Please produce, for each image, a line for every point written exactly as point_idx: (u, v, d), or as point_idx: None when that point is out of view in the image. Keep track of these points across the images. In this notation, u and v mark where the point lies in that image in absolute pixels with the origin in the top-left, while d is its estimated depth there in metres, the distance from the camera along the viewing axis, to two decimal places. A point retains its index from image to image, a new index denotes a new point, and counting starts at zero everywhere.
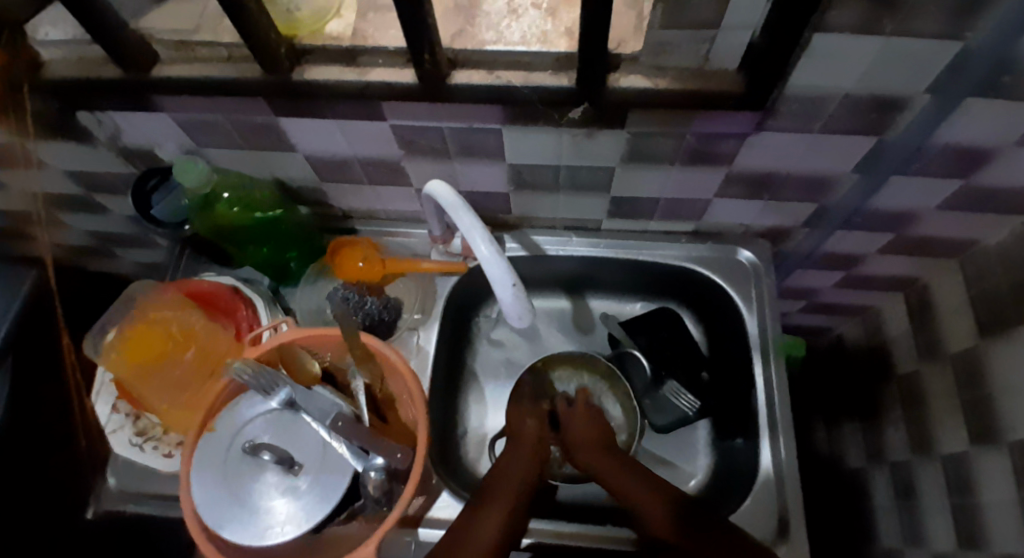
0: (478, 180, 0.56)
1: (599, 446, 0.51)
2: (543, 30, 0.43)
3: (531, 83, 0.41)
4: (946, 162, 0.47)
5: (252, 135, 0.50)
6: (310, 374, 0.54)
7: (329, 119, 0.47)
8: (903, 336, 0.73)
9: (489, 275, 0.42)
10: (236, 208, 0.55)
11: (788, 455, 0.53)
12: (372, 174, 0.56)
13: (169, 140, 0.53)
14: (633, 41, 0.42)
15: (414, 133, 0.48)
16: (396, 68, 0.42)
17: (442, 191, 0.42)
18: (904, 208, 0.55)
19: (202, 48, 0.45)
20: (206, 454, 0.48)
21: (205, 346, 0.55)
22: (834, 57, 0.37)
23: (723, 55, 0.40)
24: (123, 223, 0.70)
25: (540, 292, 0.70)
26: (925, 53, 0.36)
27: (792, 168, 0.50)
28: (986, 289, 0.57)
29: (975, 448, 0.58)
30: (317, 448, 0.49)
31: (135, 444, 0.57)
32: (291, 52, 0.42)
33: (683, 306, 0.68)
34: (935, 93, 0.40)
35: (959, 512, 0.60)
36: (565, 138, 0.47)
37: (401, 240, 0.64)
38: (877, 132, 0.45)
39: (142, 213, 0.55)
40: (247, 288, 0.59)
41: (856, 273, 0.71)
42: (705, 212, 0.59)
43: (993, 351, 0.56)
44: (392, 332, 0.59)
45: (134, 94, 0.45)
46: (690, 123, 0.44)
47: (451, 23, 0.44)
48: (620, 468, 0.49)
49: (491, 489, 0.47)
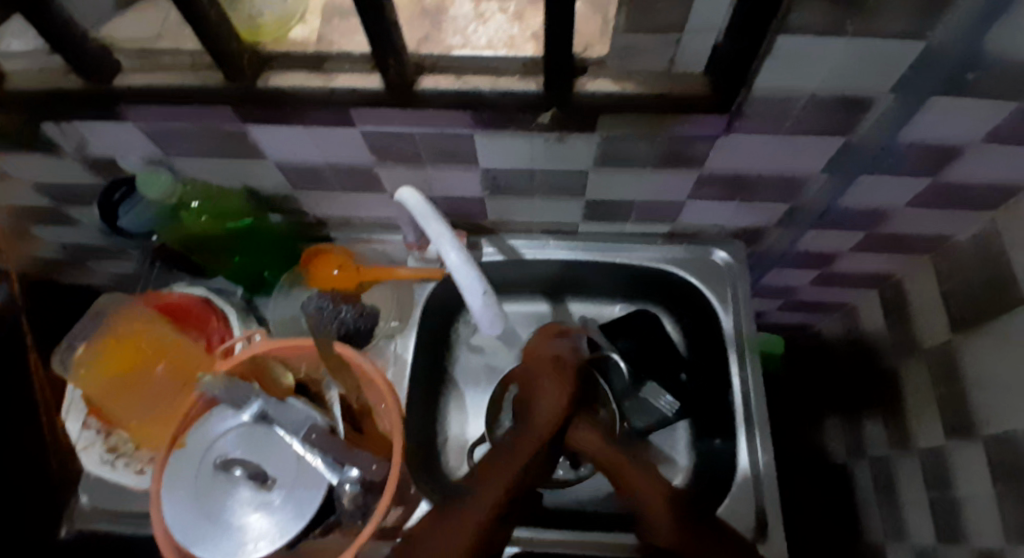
0: (452, 186, 0.55)
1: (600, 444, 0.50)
2: (509, 35, 0.42)
3: (499, 88, 0.40)
4: (914, 159, 0.47)
5: (220, 143, 0.49)
6: (285, 388, 0.53)
7: (299, 126, 0.46)
8: (880, 332, 0.74)
9: (459, 282, 0.42)
10: (205, 217, 0.54)
11: (764, 455, 0.54)
12: (345, 182, 0.55)
13: (133, 152, 0.52)
14: (600, 45, 0.42)
15: (385, 140, 0.48)
16: (362, 74, 0.41)
17: (410, 199, 0.42)
18: (874, 206, 0.56)
19: (166, 57, 0.43)
20: (178, 472, 0.48)
21: (182, 359, 0.54)
22: (800, 59, 0.37)
23: (688, 58, 0.40)
24: (94, 236, 0.68)
25: (519, 296, 0.70)
26: (888, 53, 0.36)
27: (763, 169, 0.50)
28: (959, 285, 0.58)
29: (951, 442, 0.58)
30: (292, 462, 0.48)
31: (105, 462, 0.54)
32: (255, 60, 0.41)
33: (661, 308, 0.68)
34: (897, 93, 0.40)
35: (938, 507, 0.60)
36: (537, 142, 0.47)
37: (377, 248, 0.64)
38: (845, 133, 0.45)
39: (110, 224, 0.54)
40: (219, 300, 0.57)
41: (832, 271, 0.71)
42: (681, 214, 0.59)
43: (966, 345, 0.56)
44: (368, 342, 0.59)
45: (97, 104, 0.44)
46: (661, 126, 0.44)
47: (416, 28, 0.43)
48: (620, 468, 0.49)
49: (487, 467, 0.45)
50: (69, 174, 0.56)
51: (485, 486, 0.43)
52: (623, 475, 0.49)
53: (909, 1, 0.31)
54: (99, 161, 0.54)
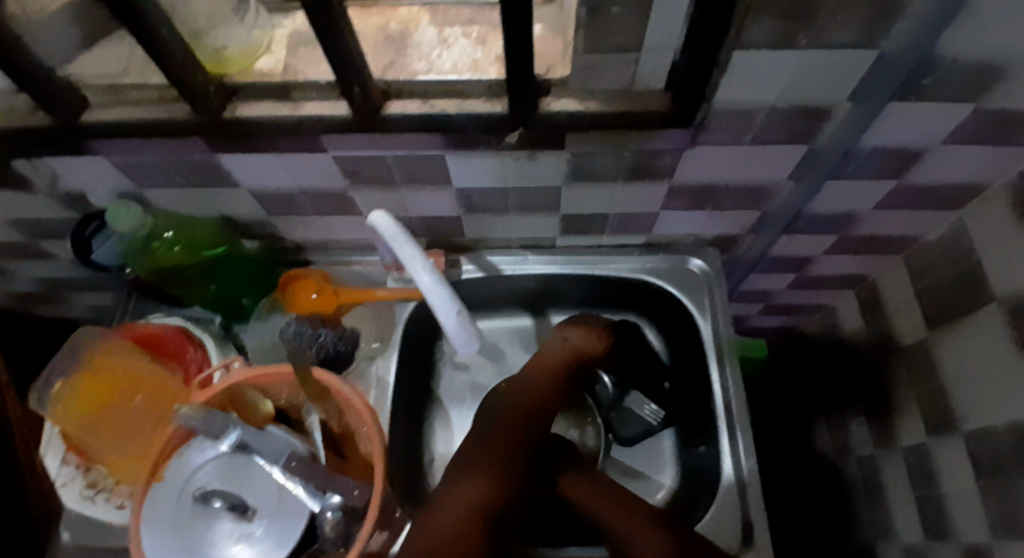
0: (427, 206, 0.56)
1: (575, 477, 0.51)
2: (473, 59, 0.43)
3: (465, 111, 0.41)
4: (876, 163, 0.49)
5: (192, 173, 0.49)
6: (263, 414, 0.52)
7: (270, 154, 0.46)
8: (858, 332, 0.75)
9: (432, 304, 0.43)
10: (178, 247, 0.54)
11: (747, 460, 0.54)
12: (320, 206, 0.55)
13: (102, 187, 0.52)
14: (562, 65, 0.43)
15: (356, 164, 0.48)
16: (329, 101, 0.42)
17: (382, 222, 0.42)
18: (842, 210, 0.57)
19: (134, 91, 0.44)
20: (155, 508, 0.47)
21: (155, 394, 0.53)
22: (757, 73, 0.38)
23: (649, 76, 0.41)
24: (69, 269, 0.68)
25: (501, 312, 0.70)
26: (841, 63, 0.37)
27: (731, 179, 0.51)
28: (931, 283, 0.59)
29: (933, 439, 0.59)
30: (273, 492, 0.47)
31: (86, 498, 0.54)
32: (221, 91, 0.41)
33: (642, 318, 0.69)
34: (855, 102, 0.41)
35: (924, 504, 0.61)
36: (508, 161, 0.47)
37: (356, 270, 0.64)
38: (806, 141, 0.46)
39: (82, 258, 0.53)
40: (196, 329, 0.57)
41: (807, 274, 0.72)
42: (655, 224, 0.60)
43: (941, 342, 0.57)
44: (349, 364, 0.58)
45: (65, 140, 0.44)
46: (628, 141, 0.44)
47: (380, 55, 0.43)
48: (593, 490, 0.50)
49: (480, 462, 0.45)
50: (41, 210, 0.56)
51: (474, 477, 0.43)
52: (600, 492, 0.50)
53: (855, 15, 0.33)
54: (71, 195, 0.54)
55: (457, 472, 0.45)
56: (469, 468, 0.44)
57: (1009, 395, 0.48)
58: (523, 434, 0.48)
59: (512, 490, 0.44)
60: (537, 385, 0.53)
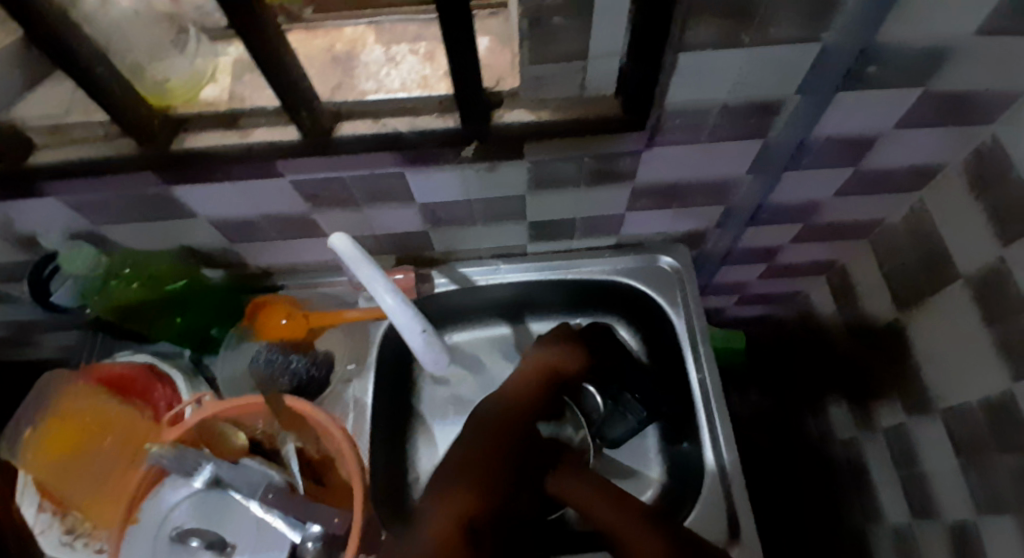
0: (392, 223, 0.55)
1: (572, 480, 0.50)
2: (422, 75, 0.42)
3: (418, 128, 0.41)
4: (831, 152, 0.49)
5: (147, 207, 0.48)
6: (237, 447, 0.51)
7: (225, 182, 0.45)
8: (832, 316, 0.76)
9: (398, 324, 0.43)
10: (135, 283, 0.54)
11: (729, 453, 0.54)
12: (283, 230, 0.55)
13: (55, 228, 0.50)
14: (511, 78, 0.42)
15: (314, 187, 0.47)
16: (278, 127, 0.41)
17: (341, 245, 0.41)
18: (804, 200, 0.57)
19: (78, 129, 0.42)
20: (132, 551, 0.46)
21: (124, 435, 0.52)
22: (704, 73, 0.38)
23: (599, 82, 0.41)
24: (27, 310, 0.66)
25: (478, 323, 0.69)
26: (785, 58, 0.38)
27: (692, 177, 0.52)
28: (897, 264, 0.60)
29: (911, 418, 0.60)
30: (253, 526, 0.46)
31: (64, 544, 0.51)
32: (166, 125, 0.40)
33: (619, 318, 0.69)
34: (804, 95, 0.42)
35: (908, 482, 0.62)
36: (469, 174, 0.47)
37: (327, 291, 0.63)
38: (762, 135, 0.47)
39: (41, 301, 0.52)
40: (164, 364, 0.56)
41: (778, 263, 0.73)
42: (623, 225, 0.60)
43: (911, 322, 0.58)
44: (324, 389, 0.58)
45: (11, 183, 0.43)
46: (585, 147, 0.44)
47: (327, 77, 0.42)
48: (591, 497, 0.49)
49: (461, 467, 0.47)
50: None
51: (454, 487, 0.46)
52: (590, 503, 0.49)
53: (795, 9, 0.33)
54: (24, 239, 0.51)
55: (441, 488, 0.46)
56: (450, 484, 0.46)
57: (979, 371, 0.49)
58: (506, 445, 0.50)
59: (494, 495, 0.46)
60: (519, 387, 0.55)
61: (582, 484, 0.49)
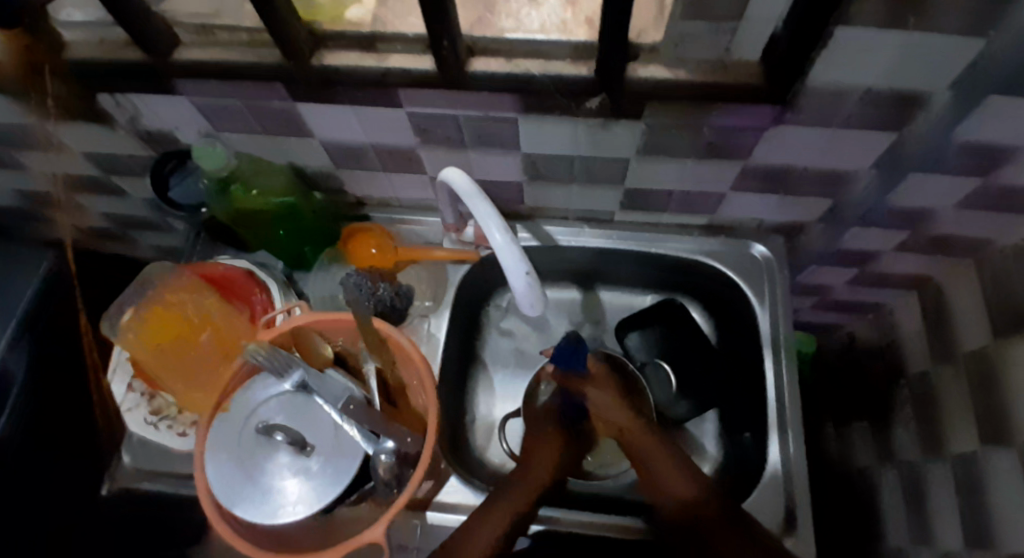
0: (491, 170, 0.56)
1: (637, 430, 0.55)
2: (561, 19, 0.42)
3: (549, 71, 0.40)
4: (969, 159, 0.45)
5: (269, 119, 0.50)
6: (325, 359, 0.56)
7: (348, 107, 0.47)
8: (914, 336, 0.72)
9: (502, 264, 0.43)
10: (253, 191, 0.56)
11: (794, 450, 0.54)
12: (388, 162, 0.56)
13: (188, 125, 0.54)
14: (653, 30, 0.42)
15: (429, 123, 0.48)
16: (414, 55, 0.42)
17: (457, 180, 0.43)
18: (920, 206, 0.54)
19: (223, 34, 0.44)
20: (220, 435, 0.50)
21: (221, 329, 0.56)
22: (861, 51, 0.35)
23: (743, 47, 0.40)
24: (137, 206, 0.72)
25: (553, 284, 0.71)
26: (952, 51, 0.34)
27: (809, 164, 0.50)
28: (1000, 291, 0.54)
29: (984, 449, 0.56)
30: (330, 431, 0.50)
31: (150, 423, 0.57)
32: (310, 39, 0.42)
33: (691, 299, 0.69)
34: (958, 90, 0.38)
35: (965, 512, 0.59)
36: (582, 130, 0.47)
37: (415, 229, 0.66)
38: (897, 129, 0.44)
39: (160, 194, 0.56)
40: (262, 272, 0.59)
41: (870, 270, 0.71)
42: (720, 206, 0.59)
43: (1002, 354, 0.53)
44: (403, 320, 0.61)
45: (154, 76, 0.45)
46: (708, 116, 0.43)
47: (469, 11, 0.43)
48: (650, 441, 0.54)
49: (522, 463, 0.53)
50: (126, 147, 0.59)
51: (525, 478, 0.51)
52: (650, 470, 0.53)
53: (973, 1, 0.30)
54: (152, 135, 0.56)
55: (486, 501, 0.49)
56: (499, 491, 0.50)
57: None
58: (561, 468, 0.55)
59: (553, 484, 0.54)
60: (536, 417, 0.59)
61: (661, 448, 0.53)
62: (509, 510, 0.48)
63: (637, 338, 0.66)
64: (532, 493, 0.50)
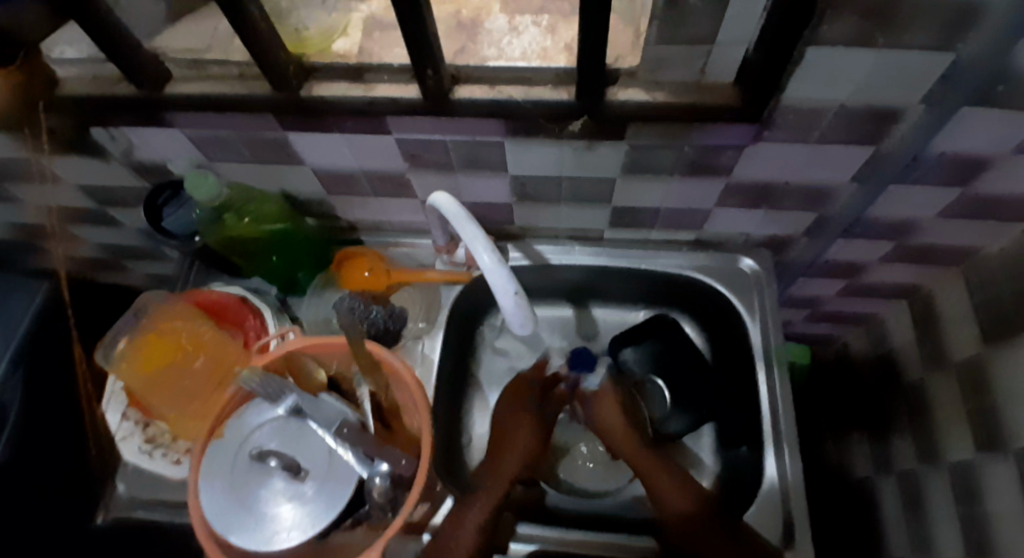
0: (481, 193, 0.57)
1: (632, 439, 0.57)
2: (542, 47, 0.44)
3: (532, 97, 0.42)
4: (946, 170, 0.46)
5: (262, 149, 0.51)
6: (318, 383, 0.56)
7: (337, 134, 0.48)
8: (907, 344, 0.72)
9: (490, 283, 0.43)
10: (246, 218, 0.57)
11: (792, 463, 0.54)
12: (379, 187, 0.57)
13: (182, 156, 0.55)
14: (630, 56, 0.44)
15: (418, 150, 0.50)
16: (400, 84, 0.43)
17: (445, 203, 0.44)
18: (903, 217, 0.55)
19: (215, 67, 0.45)
20: (214, 461, 0.50)
21: (214, 356, 0.56)
22: (831, 69, 0.36)
23: (718, 69, 0.41)
24: (132, 235, 0.72)
25: (546, 302, 0.72)
26: (919, 67, 0.35)
27: (790, 179, 0.51)
28: (989, 298, 0.55)
29: (980, 456, 0.56)
30: (324, 455, 0.50)
31: (144, 452, 0.56)
32: (299, 70, 0.43)
33: (684, 315, 0.70)
34: (929, 104, 0.39)
35: (967, 521, 0.58)
36: (567, 152, 0.48)
37: (407, 251, 0.67)
38: (873, 143, 0.45)
39: (154, 226, 0.56)
40: (255, 298, 0.60)
41: (859, 281, 0.71)
42: (707, 222, 0.60)
43: (993, 359, 0.54)
44: (398, 342, 0.61)
45: (147, 109, 0.46)
46: (689, 135, 0.44)
47: (453, 41, 0.45)
48: (648, 454, 0.56)
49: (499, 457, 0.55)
50: (121, 179, 0.60)
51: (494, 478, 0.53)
52: (650, 476, 0.54)
53: (932, 20, 0.31)
54: (146, 166, 0.57)
55: (466, 503, 0.51)
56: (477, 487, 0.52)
57: None
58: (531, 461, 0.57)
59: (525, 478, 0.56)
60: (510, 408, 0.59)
61: (658, 460, 0.55)
62: (485, 509, 0.50)
63: (632, 352, 0.66)
64: (505, 486, 0.53)
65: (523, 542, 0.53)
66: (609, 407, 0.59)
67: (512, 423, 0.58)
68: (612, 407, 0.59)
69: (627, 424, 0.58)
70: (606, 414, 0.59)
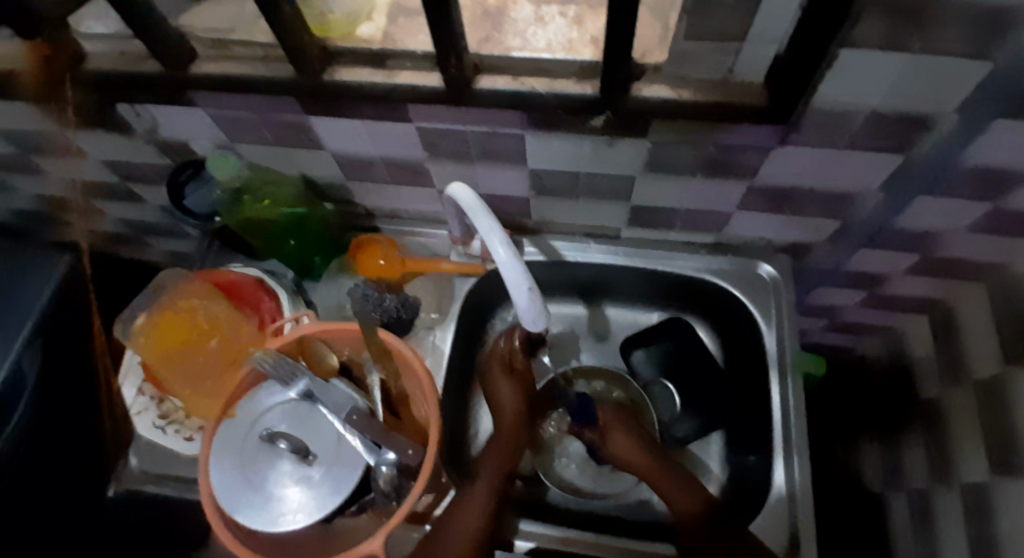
0: (498, 184, 0.57)
1: (640, 452, 0.54)
2: (568, 39, 0.43)
3: (554, 90, 0.41)
4: (977, 181, 0.44)
5: (283, 132, 0.52)
6: (329, 368, 0.56)
7: (357, 121, 0.48)
8: (926, 359, 0.70)
9: (506, 278, 0.42)
10: (265, 201, 0.57)
11: (800, 472, 0.53)
12: (396, 175, 0.57)
13: (204, 136, 0.55)
14: (658, 51, 0.42)
15: (436, 138, 0.49)
16: (423, 72, 0.43)
17: (463, 196, 0.43)
18: (929, 228, 0.53)
19: (239, 48, 0.46)
20: (223, 440, 0.50)
21: (229, 338, 0.56)
22: (862, 73, 0.35)
23: (747, 68, 0.40)
24: (153, 212, 0.73)
25: (560, 299, 0.71)
26: (954, 74, 0.34)
27: (814, 184, 0.49)
28: (1013, 316, 0.53)
29: (994, 478, 0.54)
30: (332, 440, 0.50)
31: (159, 427, 0.58)
32: (322, 55, 0.43)
33: (698, 318, 0.69)
34: (963, 113, 0.38)
35: (976, 543, 0.57)
36: (586, 146, 0.47)
37: (422, 241, 0.67)
38: (902, 151, 0.43)
39: (176, 204, 0.56)
40: (271, 280, 0.60)
41: (880, 293, 0.69)
42: (727, 225, 0.59)
43: (1013, 380, 0.52)
44: (408, 331, 0.61)
45: (171, 89, 0.47)
46: (711, 135, 0.43)
47: (478, 29, 0.44)
48: (650, 461, 0.53)
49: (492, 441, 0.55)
50: (144, 155, 0.61)
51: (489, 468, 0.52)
52: (657, 485, 0.52)
53: (970, 26, 0.30)
54: (169, 144, 0.58)
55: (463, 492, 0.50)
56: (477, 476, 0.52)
57: None
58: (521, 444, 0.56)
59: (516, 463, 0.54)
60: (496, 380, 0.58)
61: (665, 465, 0.53)
62: (481, 500, 0.49)
63: (643, 354, 0.67)
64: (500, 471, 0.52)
65: (526, 539, 0.54)
66: (621, 435, 0.56)
67: (501, 397, 0.57)
68: (614, 422, 0.57)
69: (630, 434, 0.55)
70: (614, 435, 0.56)
